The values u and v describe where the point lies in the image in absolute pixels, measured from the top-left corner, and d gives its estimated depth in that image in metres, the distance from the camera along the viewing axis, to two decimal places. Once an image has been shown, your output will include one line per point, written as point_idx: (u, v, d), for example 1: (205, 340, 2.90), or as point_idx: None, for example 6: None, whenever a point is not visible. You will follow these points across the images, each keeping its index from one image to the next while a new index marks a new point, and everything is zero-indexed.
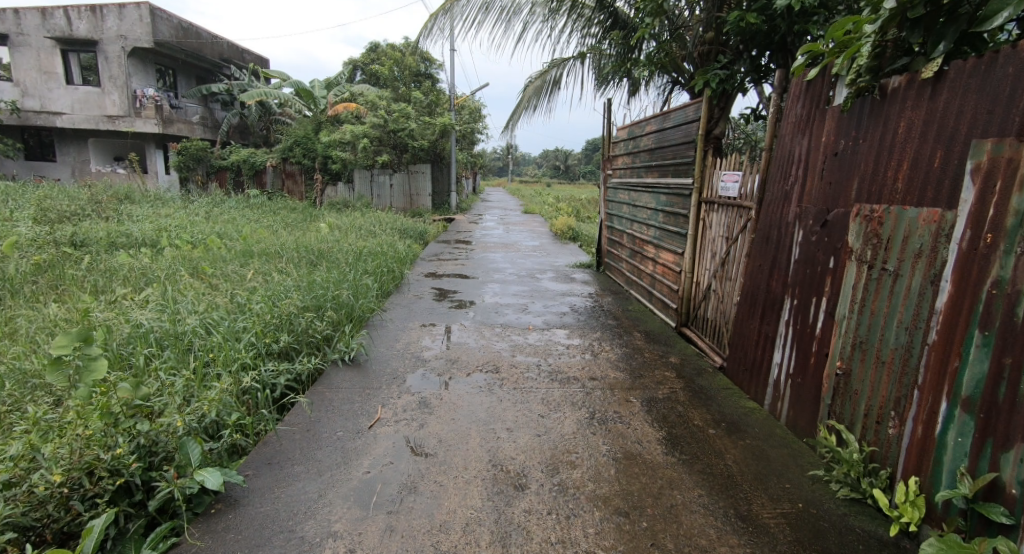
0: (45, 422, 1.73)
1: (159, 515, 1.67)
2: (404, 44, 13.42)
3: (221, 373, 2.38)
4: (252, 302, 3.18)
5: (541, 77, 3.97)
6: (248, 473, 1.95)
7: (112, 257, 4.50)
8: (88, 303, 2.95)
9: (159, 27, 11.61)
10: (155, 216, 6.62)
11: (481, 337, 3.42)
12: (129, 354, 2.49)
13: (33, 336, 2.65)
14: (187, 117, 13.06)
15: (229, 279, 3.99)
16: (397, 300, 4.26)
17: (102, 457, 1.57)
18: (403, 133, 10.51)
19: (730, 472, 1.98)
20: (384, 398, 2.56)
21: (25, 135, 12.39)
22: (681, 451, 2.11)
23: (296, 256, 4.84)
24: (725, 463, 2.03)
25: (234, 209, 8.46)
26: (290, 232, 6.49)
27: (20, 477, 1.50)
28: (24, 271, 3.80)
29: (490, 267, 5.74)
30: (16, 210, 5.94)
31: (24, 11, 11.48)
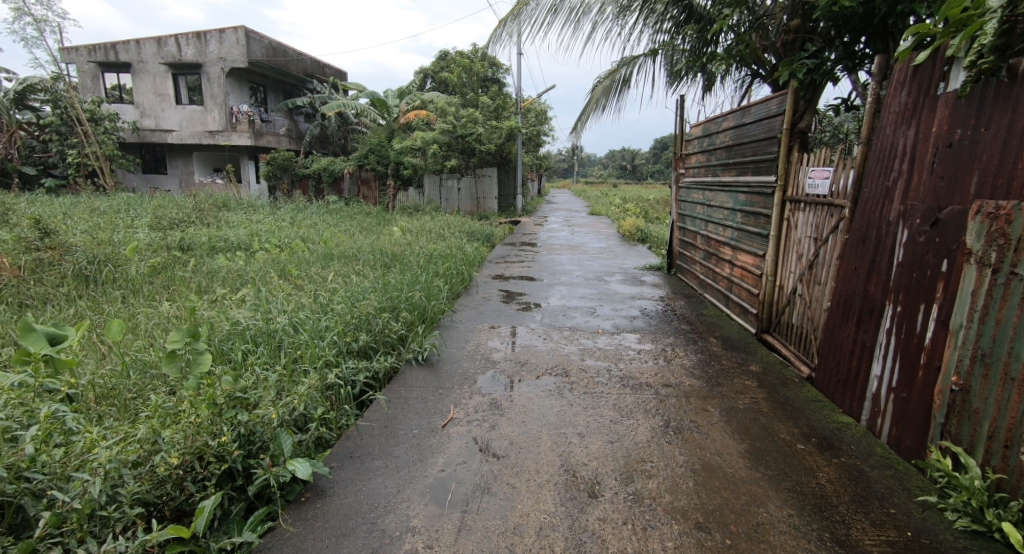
0: (164, 411, 1.89)
1: (257, 500, 1.80)
2: (472, 50, 13.63)
3: (308, 369, 2.52)
4: (334, 303, 3.35)
5: (609, 76, 3.89)
6: (333, 465, 2.05)
7: (212, 260, 4.93)
8: (195, 302, 3.24)
9: (253, 48, 12.58)
10: (248, 222, 7.17)
11: (549, 339, 3.42)
12: (229, 350, 2.69)
13: (151, 330, 2.93)
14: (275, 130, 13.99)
15: (312, 280, 4.24)
16: (466, 301, 4.36)
17: (210, 443, 1.69)
18: (471, 138, 10.70)
19: (824, 492, 1.85)
20: (456, 398, 2.61)
21: (143, 151, 13.82)
22: (766, 466, 2.01)
23: (372, 259, 5.05)
24: (816, 482, 1.91)
25: (315, 214, 8.98)
26: (366, 235, 6.81)
27: (145, 457, 1.59)
28: (143, 272, 4.25)
29: (558, 269, 5.74)
30: (135, 218, 6.65)
31: (144, 42, 12.73)
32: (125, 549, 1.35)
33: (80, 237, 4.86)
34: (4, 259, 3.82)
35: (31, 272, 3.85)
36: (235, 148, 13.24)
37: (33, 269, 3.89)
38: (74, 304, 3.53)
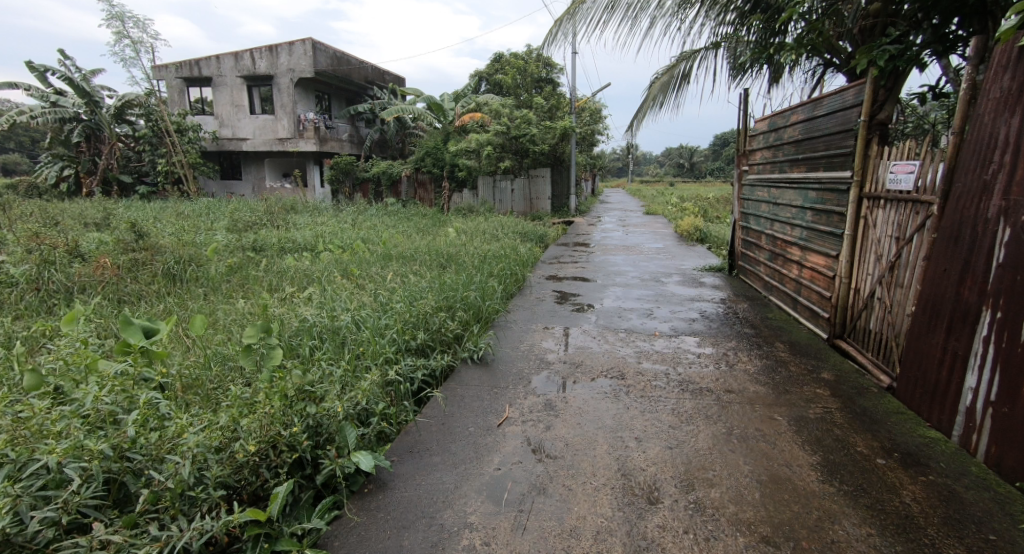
0: (242, 400, 2.01)
1: (325, 489, 1.89)
2: (527, 51, 13.65)
3: (370, 365, 2.62)
4: (393, 302, 3.46)
5: (668, 71, 3.80)
6: (394, 459, 2.12)
7: (282, 260, 5.20)
8: (267, 300, 3.44)
9: (319, 58, 13.17)
10: (313, 224, 7.51)
11: (605, 341, 3.39)
12: (298, 345, 2.84)
13: (228, 325, 3.13)
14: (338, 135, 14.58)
15: (373, 279, 4.38)
16: (520, 301, 4.38)
17: (283, 433, 1.79)
18: (525, 139, 10.72)
19: (909, 512, 1.75)
20: (512, 398, 2.63)
21: (221, 158, 14.78)
22: (842, 481, 1.91)
23: (429, 260, 5.16)
24: (899, 501, 1.80)
25: (375, 216, 9.29)
26: (422, 236, 6.98)
27: (226, 443, 1.70)
28: (221, 271, 4.55)
29: (613, 270, 5.67)
30: (214, 221, 7.12)
31: (222, 57, 13.59)
32: (212, 528, 1.44)
33: (167, 239, 5.26)
34: (105, 259, 4.19)
35: (128, 271, 4.21)
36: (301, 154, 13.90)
37: (129, 269, 4.25)
38: (163, 301, 3.83)
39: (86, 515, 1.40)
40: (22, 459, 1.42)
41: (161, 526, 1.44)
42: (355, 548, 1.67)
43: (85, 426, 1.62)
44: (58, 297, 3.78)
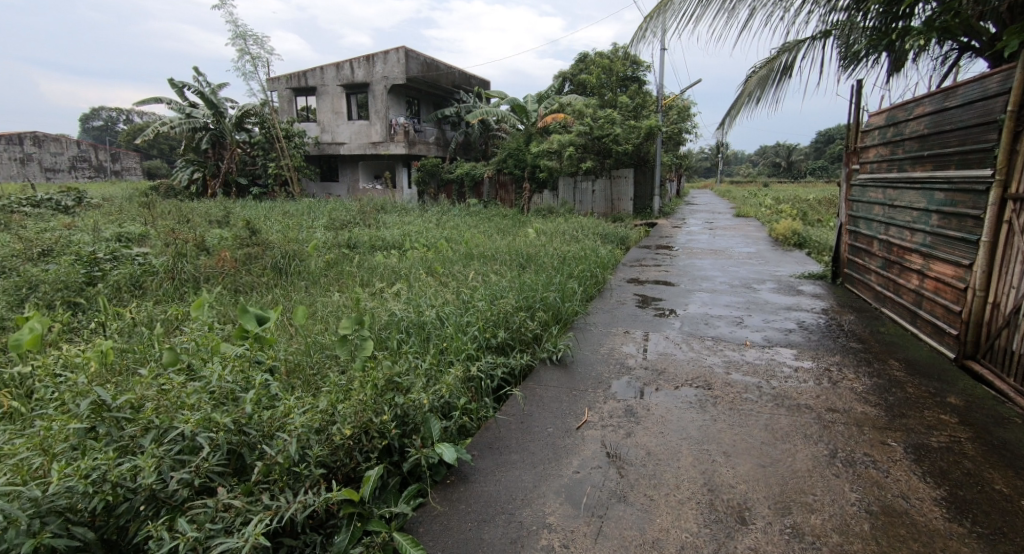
0: (339, 386, 2.15)
1: (410, 477, 1.96)
2: (613, 50, 13.42)
3: (453, 360, 2.70)
4: (474, 300, 3.53)
5: (768, 64, 3.57)
6: (474, 453, 2.17)
7: (372, 257, 5.49)
8: (358, 295, 3.64)
9: (410, 65, 13.75)
10: (402, 223, 7.86)
11: (690, 349, 3.26)
12: (387, 337, 2.98)
13: (325, 317, 3.35)
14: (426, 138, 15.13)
15: (455, 277, 4.50)
16: (600, 304, 4.32)
17: (375, 420, 1.88)
18: (609, 139, 10.53)
19: None
20: (591, 402, 2.60)
21: (321, 161, 15.87)
22: (972, 521, 1.71)
23: (509, 260, 5.23)
24: None
25: (458, 216, 9.56)
26: (503, 236, 7.08)
27: (324, 425, 1.81)
28: (320, 266, 4.88)
29: (699, 274, 5.44)
30: (314, 220, 7.66)
31: (325, 67, 14.59)
32: (314, 503, 1.54)
33: (274, 236, 5.73)
34: (225, 253, 4.65)
35: (243, 264, 4.63)
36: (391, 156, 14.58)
37: (244, 262, 4.67)
38: (271, 292, 4.17)
39: (212, 479, 1.52)
40: (163, 425, 1.57)
41: (272, 496, 1.54)
42: (438, 536, 1.73)
43: (212, 400, 1.80)
44: (187, 285, 4.24)
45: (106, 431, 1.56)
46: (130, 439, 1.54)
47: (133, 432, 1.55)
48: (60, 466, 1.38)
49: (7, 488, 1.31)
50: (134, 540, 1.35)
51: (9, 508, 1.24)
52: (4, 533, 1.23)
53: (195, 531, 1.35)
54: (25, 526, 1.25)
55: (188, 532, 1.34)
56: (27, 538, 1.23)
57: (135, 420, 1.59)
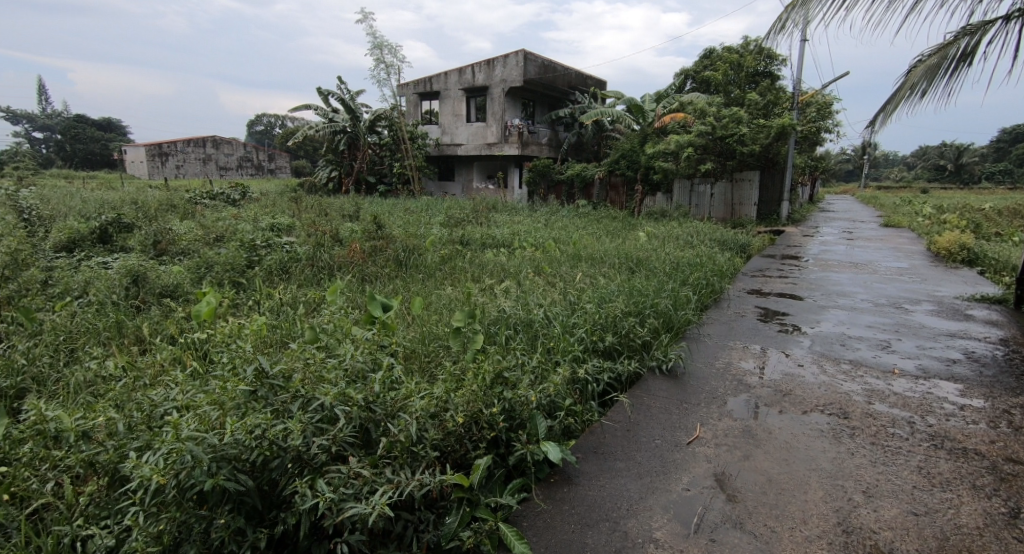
0: (453, 375, 2.24)
1: (514, 471, 2.00)
2: (744, 44, 12.55)
3: (561, 360, 2.69)
4: (583, 302, 3.50)
5: (941, 52, 2.95)
6: (578, 456, 2.15)
7: (484, 254, 5.67)
8: (469, 290, 3.77)
9: (528, 68, 13.96)
10: (512, 222, 8.04)
11: (823, 372, 2.96)
12: (495, 332, 3.05)
13: (439, 308, 3.53)
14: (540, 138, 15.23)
15: (563, 278, 4.51)
16: (716, 314, 4.08)
17: (484, 411, 1.94)
18: (733, 139, 9.83)
19: None
20: (704, 417, 2.47)
21: (439, 162, 16.77)
22: None
23: (619, 263, 5.12)
24: None
25: (567, 217, 9.59)
26: (612, 238, 6.97)
27: (438, 409, 1.90)
28: (436, 260, 5.14)
29: (835, 289, 4.92)
30: (433, 217, 8.10)
31: (449, 73, 15.34)
32: (430, 482, 1.63)
33: (397, 230, 6.14)
34: (355, 245, 5.06)
35: (369, 256, 5.01)
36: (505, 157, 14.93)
37: (370, 254, 5.05)
38: (392, 282, 4.48)
39: (345, 448, 1.66)
40: (307, 395, 1.74)
41: (394, 471, 1.64)
42: (543, 533, 1.74)
43: (345, 376, 1.97)
44: (323, 272, 4.68)
45: (265, 394, 1.77)
46: (282, 404, 1.72)
47: (285, 398, 1.74)
48: (231, 420, 1.59)
49: (194, 433, 1.52)
50: (284, 493, 1.52)
51: (196, 450, 1.45)
52: (191, 471, 1.44)
53: (332, 493, 1.49)
54: (206, 467, 1.44)
55: (327, 493, 1.49)
56: (207, 477, 1.43)
57: (286, 388, 1.78)
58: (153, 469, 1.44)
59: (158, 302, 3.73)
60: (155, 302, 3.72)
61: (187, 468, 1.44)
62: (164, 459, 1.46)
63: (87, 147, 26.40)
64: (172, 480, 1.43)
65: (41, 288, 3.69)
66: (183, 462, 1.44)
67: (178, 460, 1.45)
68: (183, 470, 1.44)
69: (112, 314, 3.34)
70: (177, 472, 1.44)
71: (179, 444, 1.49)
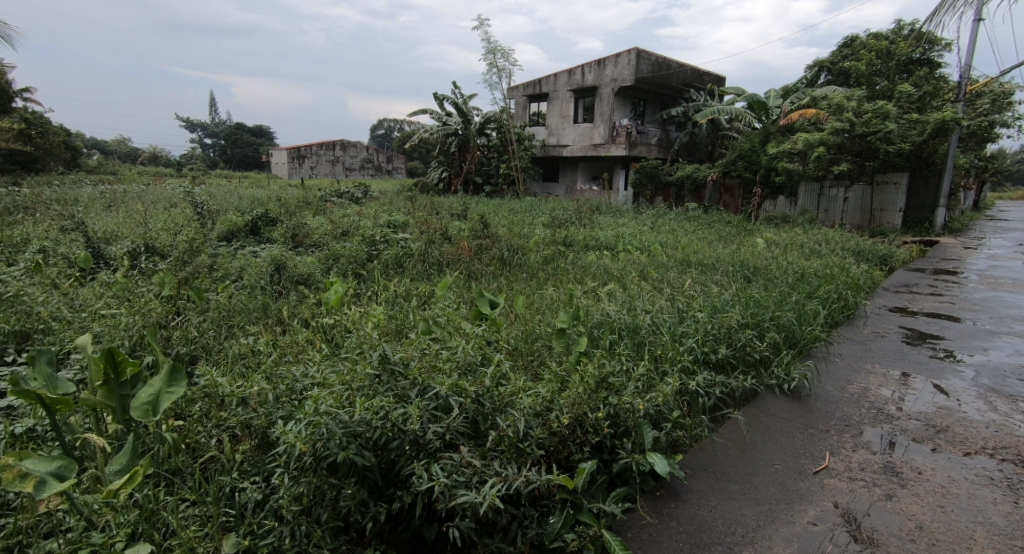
0: (558, 375, 2.23)
1: (617, 479, 1.94)
2: (895, 30, 11.19)
3: (669, 370, 2.57)
4: (694, 310, 3.32)
5: None
6: (687, 471, 2.05)
7: (587, 255, 5.61)
8: (572, 291, 3.76)
9: (641, 66, 13.55)
10: (616, 224, 7.89)
11: (991, 409, 2.54)
12: (599, 336, 2.99)
13: (542, 308, 3.55)
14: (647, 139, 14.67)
15: (670, 283, 4.33)
16: (850, 333, 3.67)
17: (589, 415, 1.90)
18: (876, 136, 8.66)
19: None
20: (834, 446, 2.23)
21: (545, 163, 17.02)
22: None
23: (733, 270, 4.81)
24: None
25: (676, 220, 9.20)
26: (725, 244, 6.57)
27: (544, 407, 1.90)
28: (539, 261, 5.19)
29: (1006, 313, 4.22)
30: (537, 217, 8.20)
31: (559, 74, 15.41)
32: (537, 480, 1.64)
33: (502, 230, 6.30)
34: (464, 243, 5.27)
35: (476, 254, 5.19)
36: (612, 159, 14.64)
37: (477, 252, 5.22)
38: (497, 279, 4.59)
39: (458, 437, 1.73)
40: (424, 383, 1.84)
41: (502, 464, 1.67)
42: (649, 548, 1.68)
43: (457, 368, 2.05)
44: (433, 267, 4.90)
45: (386, 379, 1.89)
46: (402, 389, 1.83)
47: (404, 384, 1.84)
48: (359, 401, 1.72)
49: (330, 408, 1.66)
50: (403, 473, 1.61)
51: (330, 424, 1.59)
52: (327, 442, 1.58)
53: (446, 479, 1.56)
54: (339, 441, 1.57)
55: (441, 478, 1.55)
56: (339, 450, 1.56)
57: (406, 375, 1.88)
58: (296, 437, 1.60)
59: (295, 288, 4.15)
60: (292, 288, 4.14)
61: (324, 440, 1.58)
62: (305, 429, 1.62)
63: (242, 150, 30.17)
64: (311, 449, 1.58)
65: (208, 271, 4.27)
66: (320, 434, 1.58)
67: (316, 431, 1.59)
68: (320, 441, 1.58)
69: (260, 296, 3.78)
70: (315, 442, 1.58)
71: (317, 417, 1.64)
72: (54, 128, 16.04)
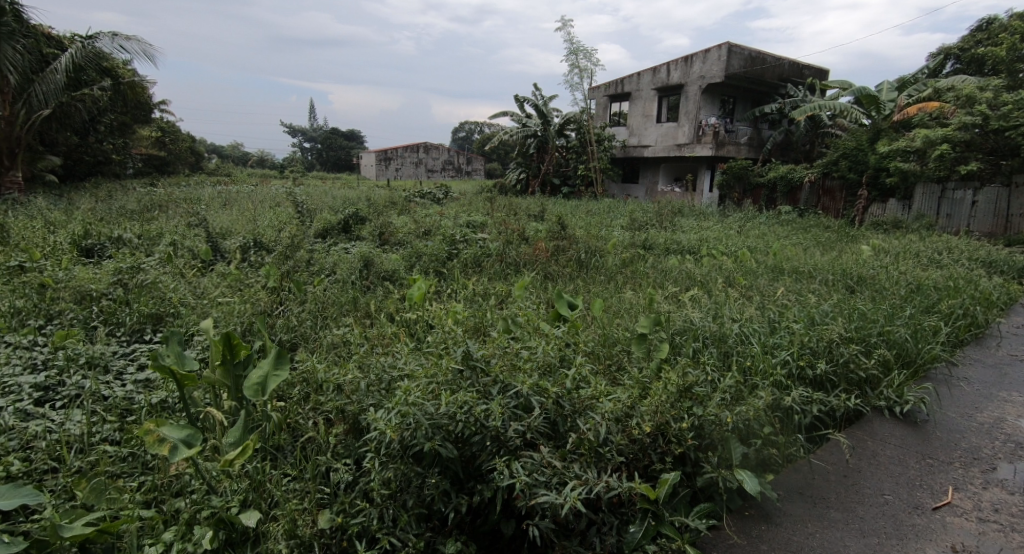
0: (641, 382, 2.16)
1: (701, 493, 1.84)
2: None
3: (761, 383, 2.40)
4: (788, 321, 3.09)
5: None
6: (779, 492, 1.91)
7: (668, 259, 5.42)
8: (653, 295, 3.64)
9: (733, 61, 12.84)
10: (700, 228, 7.56)
11: None
12: (682, 343, 2.87)
13: (621, 312, 3.46)
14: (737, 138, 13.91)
15: (760, 291, 4.08)
16: (978, 354, 3.27)
17: (672, 424, 1.82)
18: (1015, 131, 7.66)
19: None
20: (958, 481, 2.01)
21: (625, 164, 16.71)
22: None
23: (832, 279, 4.44)
24: None
25: (767, 224, 8.68)
26: (824, 251, 6.09)
27: (626, 413, 1.85)
28: (618, 264, 5.08)
29: None
30: (616, 219, 8.05)
31: (642, 73, 15.05)
32: (618, 488, 1.60)
33: (580, 232, 6.23)
34: (541, 244, 5.29)
35: (554, 255, 5.20)
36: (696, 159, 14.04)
37: (555, 253, 5.22)
38: (574, 281, 4.54)
39: (538, 437, 1.73)
40: (506, 380, 1.85)
41: (582, 468, 1.65)
42: None
43: (537, 368, 2.04)
44: (511, 267, 4.95)
45: (468, 374, 1.92)
46: (484, 386, 1.85)
47: (487, 381, 1.86)
48: (445, 394, 1.76)
49: (417, 400, 1.72)
50: (484, 468, 1.63)
51: (418, 415, 1.65)
52: (415, 432, 1.64)
53: (526, 477, 1.56)
54: (425, 431, 1.63)
55: (522, 476, 1.56)
56: (426, 440, 1.61)
57: (488, 371, 1.91)
58: (387, 425, 1.67)
59: (381, 283, 4.35)
60: (379, 283, 4.33)
61: (411, 430, 1.65)
62: (395, 418, 1.69)
63: (336, 153, 32.20)
64: (400, 437, 1.65)
65: (306, 265, 4.58)
66: (409, 423, 1.64)
67: (405, 421, 1.66)
68: (408, 430, 1.64)
69: (350, 290, 3.99)
70: (403, 432, 1.65)
71: (405, 407, 1.71)
72: (182, 135, 17.96)
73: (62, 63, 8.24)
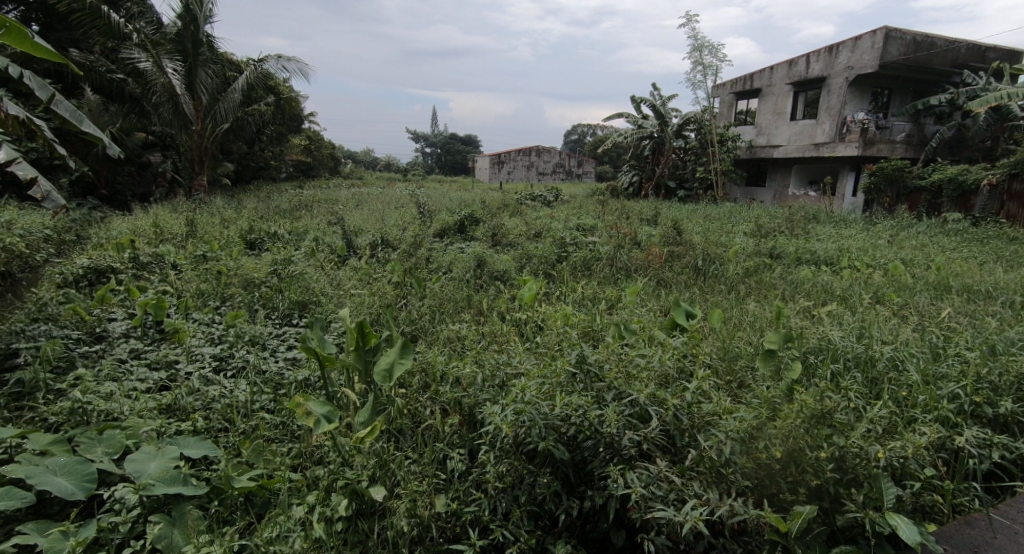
0: (770, 402, 1.99)
1: (841, 533, 1.64)
2: None
3: (923, 418, 2.09)
4: (954, 348, 2.65)
5: None
6: (945, 547, 1.65)
7: (799, 270, 4.93)
8: (781, 308, 3.34)
9: (890, 48, 11.29)
10: (839, 236, 6.79)
11: None
12: (818, 364, 2.59)
13: (743, 324, 3.22)
14: (892, 136, 12.21)
15: (916, 311, 3.56)
16: None
17: (808, 452, 1.64)
18: None
19: None
20: None
21: (751, 166, 15.56)
22: None
23: (1016, 302, 3.74)
24: None
25: (925, 233, 7.59)
26: (1008, 268, 5.14)
27: (752, 435, 1.70)
28: (741, 272, 4.72)
29: None
30: (738, 225, 7.51)
31: (777, 67, 13.92)
32: (744, 514, 1.48)
33: (698, 237, 5.90)
34: (655, 250, 5.13)
35: (668, 261, 5.00)
36: (837, 160, 12.60)
37: (669, 259, 5.02)
38: (689, 289, 4.31)
39: (654, 450, 1.66)
40: (621, 388, 1.80)
41: (702, 487, 1.57)
42: None
43: (653, 379, 1.96)
44: (622, 271, 4.84)
45: (581, 378, 1.89)
46: (598, 392, 1.82)
47: (601, 386, 1.83)
48: (559, 396, 1.76)
49: (532, 399, 1.73)
50: (597, 474, 1.60)
51: (533, 413, 1.66)
52: (529, 430, 1.65)
53: (642, 489, 1.51)
54: (539, 430, 1.64)
55: (638, 487, 1.51)
56: (540, 439, 1.62)
57: (602, 377, 1.87)
58: (503, 421, 1.70)
59: (492, 282, 4.45)
60: (491, 282, 4.44)
61: (526, 428, 1.66)
62: (511, 414, 1.71)
63: (454, 157, 33.74)
64: (516, 434, 1.66)
65: (426, 262, 4.86)
66: (524, 420, 1.66)
67: (521, 418, 1.67)
68: (523, 428, 1.66)
69: (465, 288, 4.15)
70: (519, 429, 1.67)
71: (522, 405, 1.72)
72: (325, 142, 19.96)
73: (240, 83, 9.55)
